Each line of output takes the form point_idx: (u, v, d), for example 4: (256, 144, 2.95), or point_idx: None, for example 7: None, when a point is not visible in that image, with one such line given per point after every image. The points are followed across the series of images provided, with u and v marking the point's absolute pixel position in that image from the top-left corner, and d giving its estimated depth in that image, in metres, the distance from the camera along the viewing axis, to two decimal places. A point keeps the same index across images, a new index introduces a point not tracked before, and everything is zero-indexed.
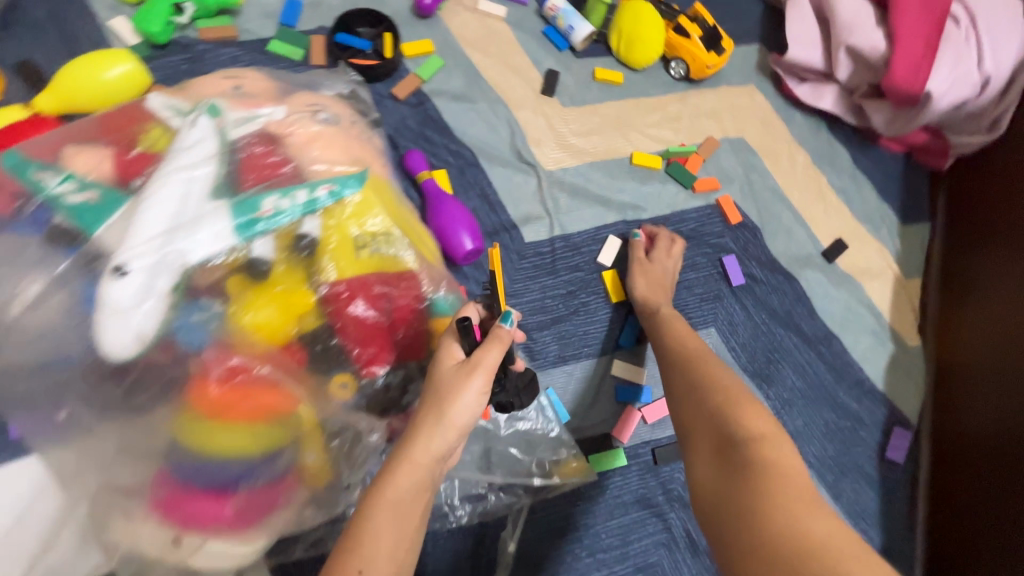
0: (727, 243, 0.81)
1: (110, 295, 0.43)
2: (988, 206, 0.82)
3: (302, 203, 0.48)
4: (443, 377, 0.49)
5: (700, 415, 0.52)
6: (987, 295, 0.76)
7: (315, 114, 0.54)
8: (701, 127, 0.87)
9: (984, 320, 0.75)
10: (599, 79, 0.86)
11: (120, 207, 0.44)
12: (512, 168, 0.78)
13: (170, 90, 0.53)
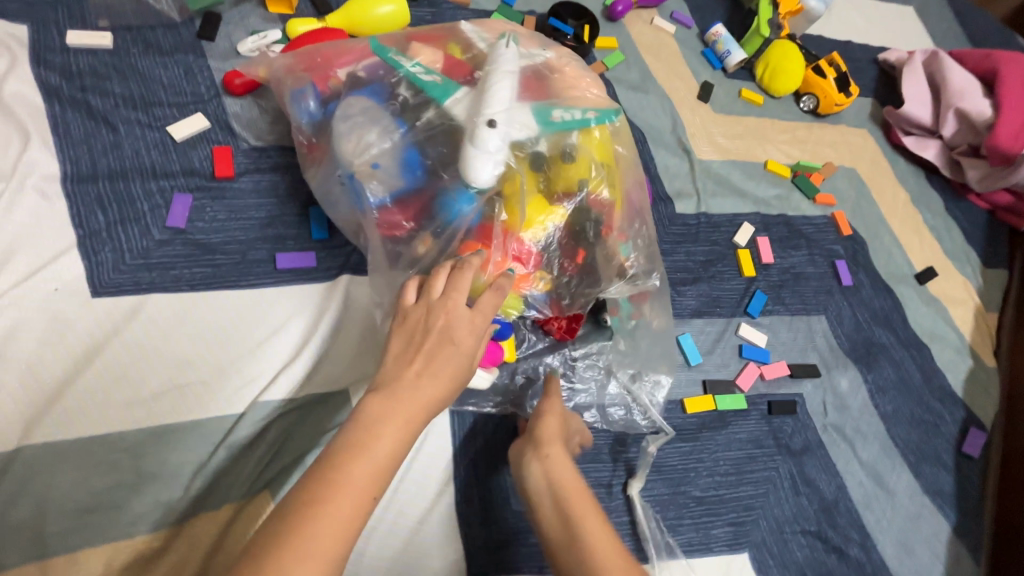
0: (839, 250, 0.93)
1: (477, 140, 0.54)
2: None
3: (584, 119, 0.61)
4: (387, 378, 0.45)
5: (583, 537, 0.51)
6: None
7: (576, 62, 0.68)
8: (823, 153, 1.02)
9: None
10: (743, 98, 1.01)
11: (459, 89, 0.58)
12: (669, 150, 0.92)
13: (473, 23, 0.67)
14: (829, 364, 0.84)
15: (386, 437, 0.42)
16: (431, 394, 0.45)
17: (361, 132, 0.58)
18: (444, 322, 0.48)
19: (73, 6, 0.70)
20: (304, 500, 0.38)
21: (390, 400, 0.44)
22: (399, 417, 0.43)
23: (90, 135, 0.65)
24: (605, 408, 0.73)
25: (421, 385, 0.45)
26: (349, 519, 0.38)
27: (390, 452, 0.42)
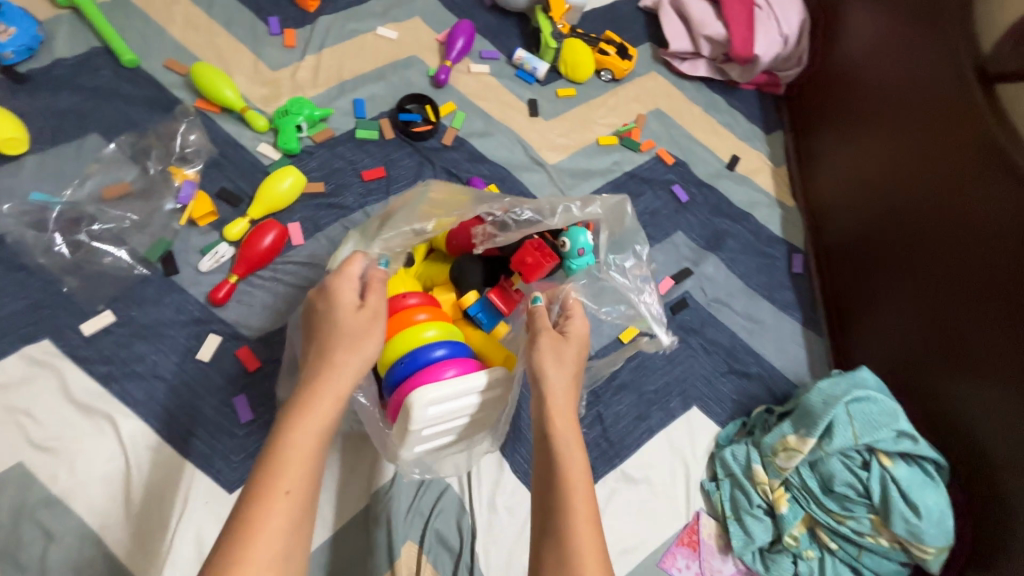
0: (671, 177, 1.28)
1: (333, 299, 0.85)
2: (809, 122, 1.35)
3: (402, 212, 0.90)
4: (312, 370, 0.65)
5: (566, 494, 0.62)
6: (826, 172, 1.27)
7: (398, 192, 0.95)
8: (632, 108, 1.34)
9: (827, 187, 1.26)
10: (561, 96, 1.30)
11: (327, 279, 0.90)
12: (530, 169, 1.21)
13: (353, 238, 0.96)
14: (695, 261, 1.21)
15: (315, 409, 0.61)
16: (350, 370, 0.65)
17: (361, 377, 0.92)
18: (334, 311, 0.70)
19: (68, 304, 0.89)
20: (244, 519, 0.53)
21: (300, 410, 0.61)
22: (326, 392, 0.62)
23: (149, 392, 0.86)
24: None
25: (336, 361, 0.65)
26: (302, 472, 0.57)
27: (319, 420, 0.60)
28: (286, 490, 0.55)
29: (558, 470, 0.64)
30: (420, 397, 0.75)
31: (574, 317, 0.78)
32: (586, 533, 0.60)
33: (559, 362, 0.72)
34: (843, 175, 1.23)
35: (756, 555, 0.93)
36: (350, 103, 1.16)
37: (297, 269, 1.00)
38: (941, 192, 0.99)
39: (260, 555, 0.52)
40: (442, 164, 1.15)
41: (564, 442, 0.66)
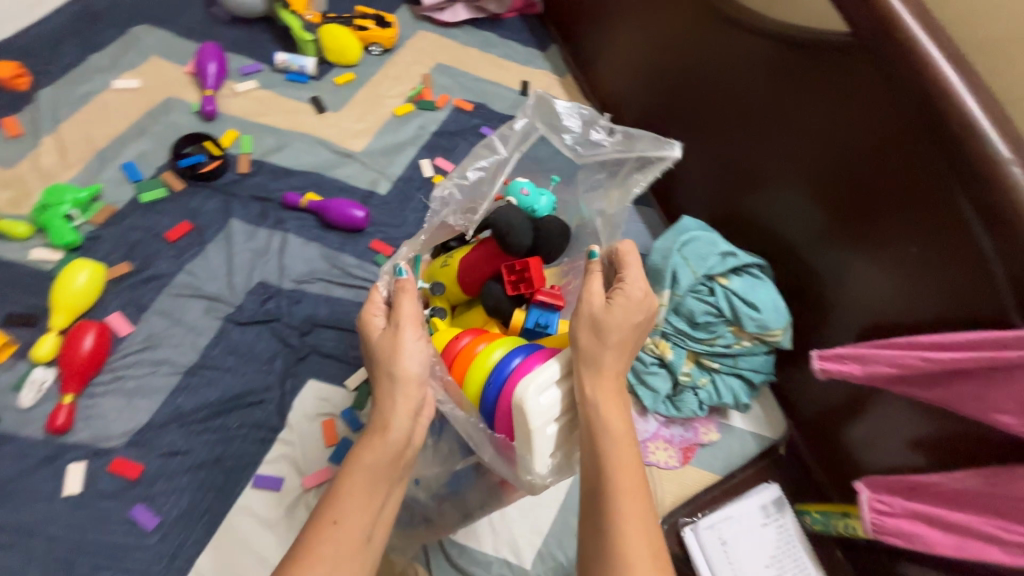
0: (477, 121, 1.33)
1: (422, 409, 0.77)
2: (573, 28, 1.45)
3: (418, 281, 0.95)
4: (375, 407, 0.71)
5: (622, 506, 0.64)
6: (605, 66, 1.38)
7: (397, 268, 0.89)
8: (415, 71, 1.35)
9: (611, 79, 1.37)
10: (342, 84, 1.27)
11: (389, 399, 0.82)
12: (341, 165, 1.19)
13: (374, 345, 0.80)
14: None
15: (376, 447, 0.68)
16: (409, 404, 0.70)
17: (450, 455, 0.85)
18: (380, 352, 0.74)
19: None
20: (302, 546, 0.62)
21: (359, 453, 0.68)
22: (387, 425, 0.69)
23: (27, 554, 0.78)
24: None
25: (393, 400, 0.70)
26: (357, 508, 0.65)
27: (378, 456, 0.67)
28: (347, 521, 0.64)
29: (607, 449, 0.67)
30: (526, 387, 0.73)
31: (630, 288, 0.75)
32: (638, 550, 0.62)
33: (602, 344, 0.71)
34: (618, 64, 1.34)
35: (667, 403, 1.08)
36: (119, 170, 1.06)
37: (137, 359, 0.93)
38: (700, 49, 1.10)
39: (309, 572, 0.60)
40: (249, 194, 1.10)
41: (611, 419, 0.69)
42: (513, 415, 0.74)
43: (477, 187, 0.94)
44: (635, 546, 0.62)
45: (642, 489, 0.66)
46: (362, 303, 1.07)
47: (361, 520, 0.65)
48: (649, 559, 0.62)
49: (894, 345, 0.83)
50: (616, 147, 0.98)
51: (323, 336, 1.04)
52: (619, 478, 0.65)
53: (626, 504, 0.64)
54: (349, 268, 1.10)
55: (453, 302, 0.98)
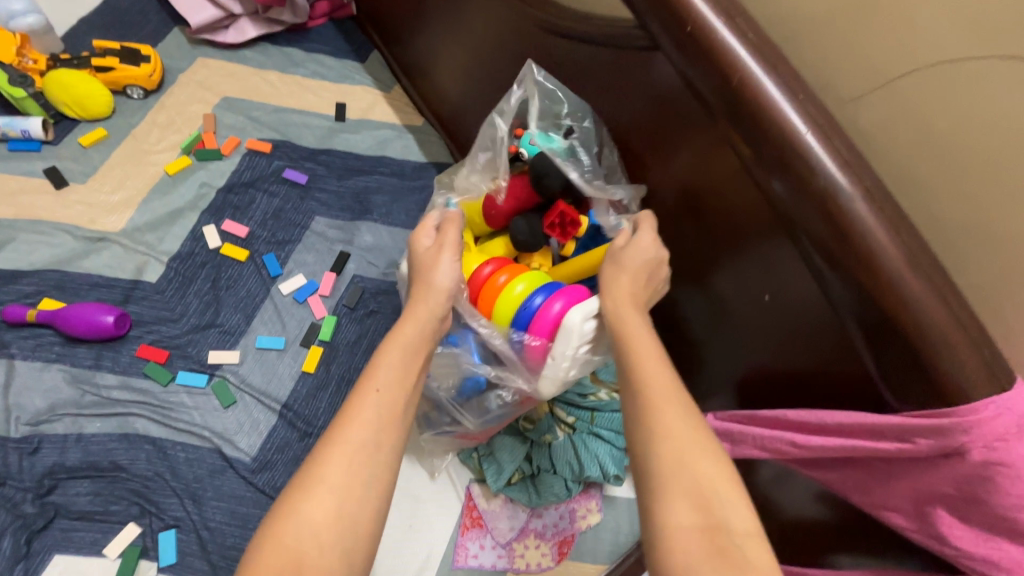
0: (278, 164, 1.08)
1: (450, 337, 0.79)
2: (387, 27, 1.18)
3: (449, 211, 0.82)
4: (424, 259, 0.66)
5: (660, 383, 0.53)
6: (427, 71, 1.12)
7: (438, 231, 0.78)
8: (192, 112, 1.09)
9: (437, 85, 1.11)
10: (90, 144, 1.01)
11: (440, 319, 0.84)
12: (92, 253, 0.94)
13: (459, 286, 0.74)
14: (348, 238, 1.04)
15: (393, 348, 0.57)
16: (431, 306, 0.62)
17: (450, 367, 0.80)
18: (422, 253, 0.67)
19: None
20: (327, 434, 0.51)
21: (406, 320, 0.60)
22: (405, 330, 0.59)
23: None
24: (267, 436, 0.88)
25: (439, 271, 0.64)
26: (377, 408, 0.52)
27: (408, 338, 0.58)
28: (381, 392, 0.53)
29: (625, 348, 0.57)
30: (572, 315, 0.67)
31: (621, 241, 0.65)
32: (690, 419, 0.51)
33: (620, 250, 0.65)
34: (439, 68, 1.08)
35: (527, 487, 0.88)
36: None
37: None
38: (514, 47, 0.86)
39: (344, 463, 0.49)
40: None
41: (627, 322, 0.59)
42: (552, 332, 0.70)
43: (491, 169, 0.81)
44: (685, 415, 0.51)
45: (673, 375, 0.54)
46: (133, 438, 0.84)
47: (409, 387, 0.55)
48: (711, 458, 0.49)
49: (762, 420, 0.63)
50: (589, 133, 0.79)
51: (72, 491, 0.80)
52: (646, 370, 0.54)
53: (670, 375, 0.54)
54: (108, 390, 0.86)
55: (474, 233, 0.85)
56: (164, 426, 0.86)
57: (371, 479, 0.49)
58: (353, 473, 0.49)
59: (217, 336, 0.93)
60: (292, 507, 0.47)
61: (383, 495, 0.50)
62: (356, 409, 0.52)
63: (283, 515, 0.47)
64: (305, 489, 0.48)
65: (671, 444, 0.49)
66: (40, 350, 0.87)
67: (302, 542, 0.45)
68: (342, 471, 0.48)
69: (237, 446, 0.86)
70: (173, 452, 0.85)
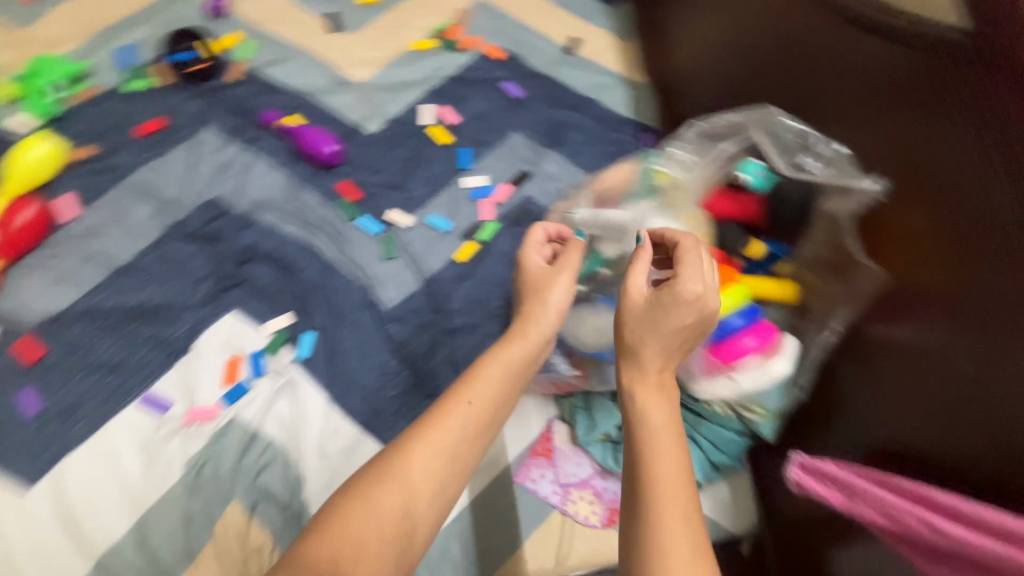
0: (501, 74, 1.15)
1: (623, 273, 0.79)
2: None
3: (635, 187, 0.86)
4: (540, 276, 0.75)
5: (663, 491, 0.53)
6: (665, 34, 1.13)
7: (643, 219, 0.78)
8: (450, 5, 1.19)
9: (668, 49, 1.12)
10: (366, 4, 1.16)
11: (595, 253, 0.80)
12: (335, 92, 1.08)
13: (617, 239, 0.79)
14: (534, 160, 1.10)
15: (485, 380, 0.68)
16: (523, 339, 0.71)
17: (609, 324, 0.79)
18: (540, 287, 0.74)
19: None
20: (414, 431, 0.63)
21: (494, 352, 0.70)
22: (500, 363, 0.69)
23: None
24: (406, 298, 0.99)
25: (553, 295, 0.73)
26: (449, 431, 0.64)
27: (493, 383, 0.68)
28: (445, 421, 0.64)
29: (640, 444, 0.57)
30: (767, 364, 0.71)
31: (685, 278, 0.62)
32: (681, 532, 0.52)
33: (663, 310, 0.60)
34: (680, 34, 1.08)
35: (606, 448, 0.90)
36: (113, 53, 1.03)
37: (75, 245, 0.92)
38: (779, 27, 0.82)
39: (422, 461, 0.61)
40: (230, 103, 1.04)
41: (653, 427, 0.57)
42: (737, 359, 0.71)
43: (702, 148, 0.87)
44: (685, 524, 0.52)
45: (695, 493, 0.55)
46: (310, 250, 0.98)
47: (495, 404, 0.67)
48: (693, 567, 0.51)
49: (896, 487, 0.58)
50: (800, 153, 0.78)
51: (258, 270, 0.97)
52: (668, 471, 0.54)
53: (691, 481, 0.55)
54: (307, 205, 1.01)
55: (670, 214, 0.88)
56: (337, 252, 0.99)
57: (434, 484, 0.62)
58: (424, 478, 0.61)
59: (400, 199, 1.04)
60: (360, 480, 0.60)
61: (446, 478, 0.63)
62: (445, 416, 0.64)
63: (356, 489, 0.60)
64: (380, 474, 0.60)
65: (657, 545, 0.51)
66: (273, 151, 1.02)
67: (360, 513, 0.58)
68: (405, 481, 0.60)
69: (383, 293, 0.99)
70: (336, 276, 0.98)
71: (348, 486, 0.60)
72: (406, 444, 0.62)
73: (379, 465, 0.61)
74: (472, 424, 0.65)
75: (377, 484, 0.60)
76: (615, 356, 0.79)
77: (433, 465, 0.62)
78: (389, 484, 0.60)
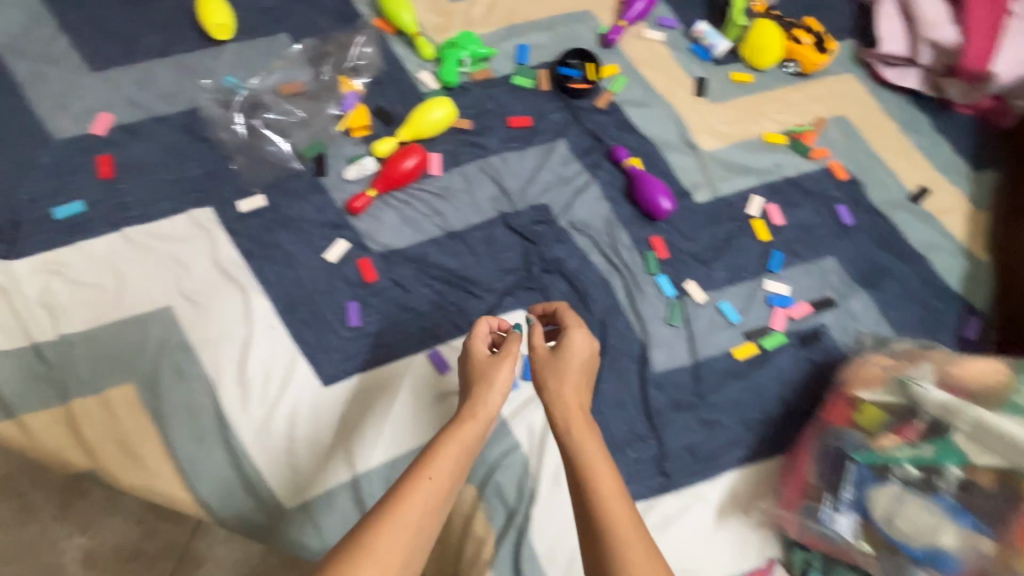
0: (839, 195, 1.11)
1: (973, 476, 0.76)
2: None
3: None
4: (546, 366, 0.75)
5: None
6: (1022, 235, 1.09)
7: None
8: (812, 110, 1.17)
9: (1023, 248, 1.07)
10: (736, 81, 1.17)
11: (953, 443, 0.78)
12: (679, 152, 1.11)
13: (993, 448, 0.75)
14: (842, 292, 1.05)
15: (443, 463, 0.64)
16: (489, 409, 0.71)
17: (937, 525, 0.75)
18: (480, 372, 0.74)
19: (233, 180, 0.98)
20: (397, 494, 0.60)
21: (455, 428, 0.68)
22: (464, 440, 0.67)
23: (280, 276, 0.94)
24: (675, 368, 0.99)
25: (497, 374, 0.73)
26: (429, 504, 0.61)
27: (452, 460, 0.64)
28: (428, 491, 0.61)
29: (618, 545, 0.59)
30: None
31: (574, 331, 0.79)
32: None
33: (496, 355, 0.76)
34: None
35: None
36: (514, 47, 1.13)
37: (428, 198, 1.03)
38: None
39: (396, 534, 0.58)
40: (589, 126, 1.11)
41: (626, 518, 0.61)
42: None
43: None
44: None
45: None
46: (607, 286, 1.02)
47: (452, 482, 0.64)
48: None
49: None
50: None
51: (557, 284, 1.01)
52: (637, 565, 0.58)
53: None
54: (620, 243, 1.04)
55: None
56: (629, 299, 1.02)
57: (417, 548, 0.59)
58: (399, 549, 0.57)
59: (701, 275, 1.04)
60: (362, 538, 0.57)
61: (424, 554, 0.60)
62: (416, 488, 0.61)
63: (349, 540, 0.57)
64: (360, 548, 0.56)
65: None
66: (608, 184, 1.07)
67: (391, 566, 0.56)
68: (393, 552, 0.57)
69: (656, 355, 0.99)
70: (621, 320, 1.00)
71: (348, 543, 0.57)
72: (380, 518, 0.59)
73: (374, 531, 0.57)
74: (439, 496, 0.62)
75: (385, 534, 0.57)
76: (927, 557, 0.75)
77: (423, 535, 0.59)
78: (376, 546, 0.56)
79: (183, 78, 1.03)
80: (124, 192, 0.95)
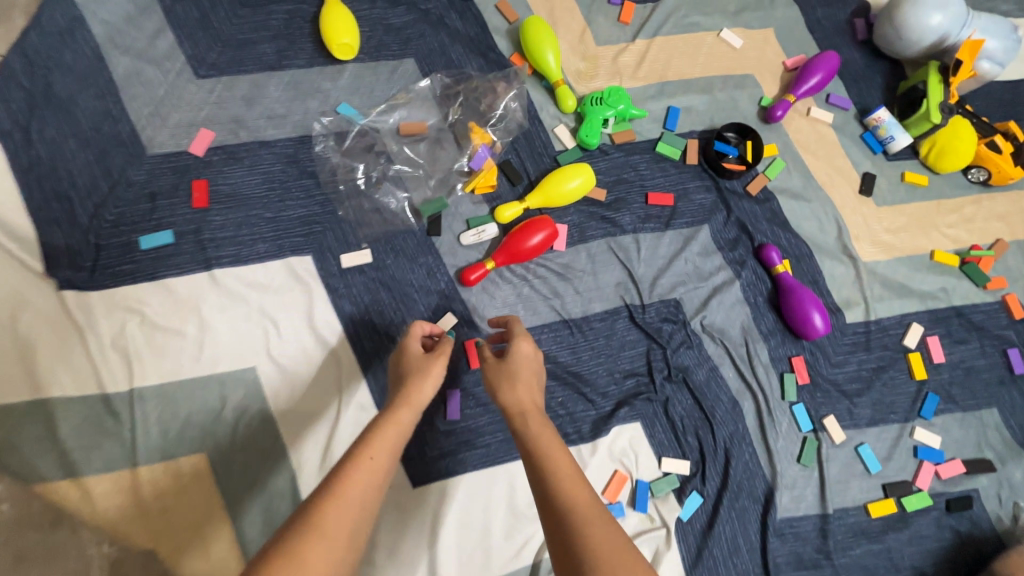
0: (1011, 336, 0.96)
1: None
2: None
3: None
4: (490, 370, 0.67)
5: None
6: None
7: None
8: (992, 228, 1.01)
9: None
10: (909, 182, 1.01)
11: None
12: (834, 259, 0.97)
13: None
14: (1001, 454, 0.91)
15: (381, 441, 0.55)
16: (420, 397, 0.62)
17: None
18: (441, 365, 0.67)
19: (337, 227, 0.87)
20: (337, 472, 0.51)
21: (382, 414, 0.59)
22: (398, 421, 0.58)
23: (377, 347, 0.83)
24: (799, 516, 0.86)
25: (438, 363, 0.67)
26: (367, 482, 0.51)
27: (393, 442, 0.56)
28: (374, 465, 0.52)
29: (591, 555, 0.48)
30: None
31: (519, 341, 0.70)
32: None
33: (501, 363, 0.67)
34: None
35: None
36: (664, 109, 0.99)
37: (548, 276, 0.90)
38: None
39: (337, 511, 0.47)
40: (738, 215, 0.96)
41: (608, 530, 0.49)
42: None
43: None
44: None
45: None
46: (735, 408, 0.89)
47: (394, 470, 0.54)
48: None
49: None
50: None
51: (680, 397, 0.89)
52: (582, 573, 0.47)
53: None
54: (755, 360, 0.91)
55: None
56: (758, 426, 0.89)
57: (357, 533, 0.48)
58: (345, 528, 0.47)
59: (842, 409, 0.91)
60: (312, 516, 0.47)
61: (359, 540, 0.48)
62: (356, 461, 0.52)
63: (306, 516, 0.47)
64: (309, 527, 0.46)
65: None
66: (749, 288, 0.94)
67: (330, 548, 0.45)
68: (342, 533, 0.46)
69: (781, 498, 0.87)
70: (746, 450, 0.88)
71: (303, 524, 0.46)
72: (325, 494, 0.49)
73: (304, 503, 0.48)
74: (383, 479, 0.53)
75: (325, 511, 0.47)
76: None
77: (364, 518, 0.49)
78: (325, 518, 0.46)
79: (295, 98, 0.91)
80: (216, 226, 0.84)
